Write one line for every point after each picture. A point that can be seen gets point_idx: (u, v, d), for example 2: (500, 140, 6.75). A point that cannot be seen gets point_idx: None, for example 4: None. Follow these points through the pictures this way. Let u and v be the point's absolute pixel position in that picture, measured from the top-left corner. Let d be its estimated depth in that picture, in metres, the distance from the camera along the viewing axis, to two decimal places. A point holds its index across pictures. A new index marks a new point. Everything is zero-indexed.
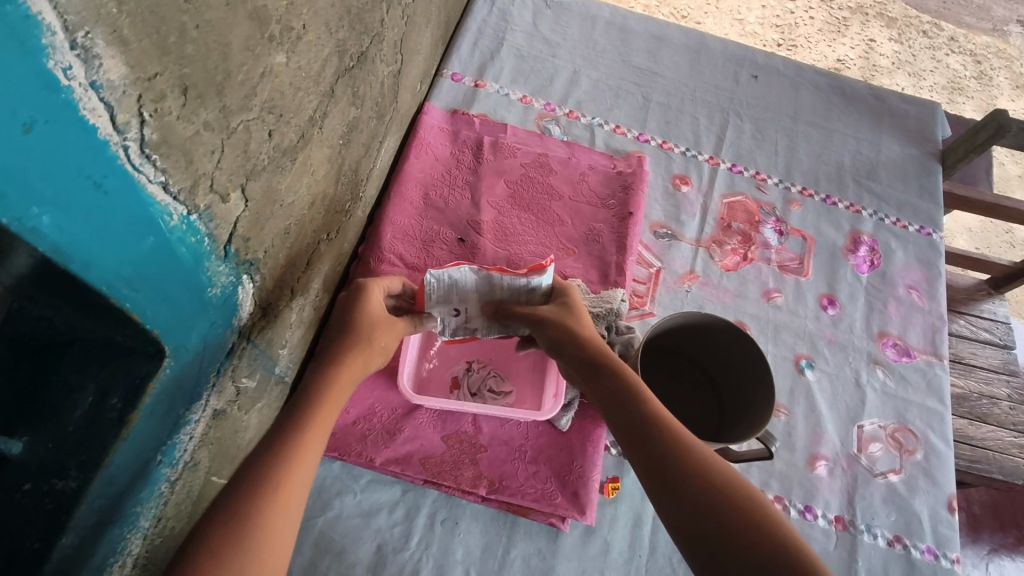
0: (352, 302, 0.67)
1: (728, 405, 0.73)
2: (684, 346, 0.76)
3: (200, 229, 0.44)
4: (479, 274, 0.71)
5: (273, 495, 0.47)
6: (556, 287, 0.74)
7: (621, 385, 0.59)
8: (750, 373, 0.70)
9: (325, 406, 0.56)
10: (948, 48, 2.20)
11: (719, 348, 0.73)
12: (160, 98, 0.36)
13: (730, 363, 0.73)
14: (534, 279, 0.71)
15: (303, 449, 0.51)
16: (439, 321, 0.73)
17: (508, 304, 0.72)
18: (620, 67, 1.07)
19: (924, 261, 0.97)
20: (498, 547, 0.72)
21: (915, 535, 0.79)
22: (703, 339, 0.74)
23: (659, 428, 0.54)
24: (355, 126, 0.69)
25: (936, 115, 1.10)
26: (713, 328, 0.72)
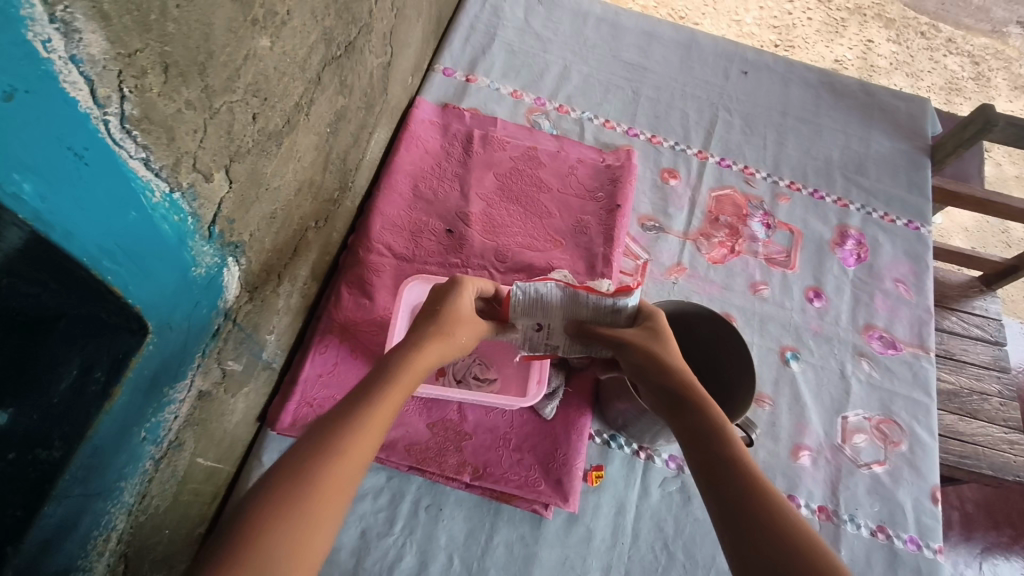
0: (443, 296, 0.69)
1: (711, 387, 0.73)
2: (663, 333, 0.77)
3: (183, 208, 0.45)
4: (564, 291, 0.69)
5: (328, 471, 0.48)
6: (644, 310, 0.70)
7: (707, 420, 0.57)
8: (722, 347, 0.72)
9: (397, 398, 0.56)
10: (947, 50, 2.21)
11: (695, 330, 0.74)
12: (141, 74, 0.37)
13: (707, 345, 0.74)
14: (621, 301, 0.68)
15: (364, 436, 0.51)
16: (522, 332, 0.73)
17: (592, 325, 0.71)
18: (611, 62, 1.08)
19: (912, 255, 0.98)
20: (482, 533, 0.73)
21: (898, 525, 0.79)
22: (680, 324, 0.75)
23: (741, 473, 0.52)
24: (343, 115, 0.70)
25: (925, 111, 1.11)
26: (684, 309, 0.73)
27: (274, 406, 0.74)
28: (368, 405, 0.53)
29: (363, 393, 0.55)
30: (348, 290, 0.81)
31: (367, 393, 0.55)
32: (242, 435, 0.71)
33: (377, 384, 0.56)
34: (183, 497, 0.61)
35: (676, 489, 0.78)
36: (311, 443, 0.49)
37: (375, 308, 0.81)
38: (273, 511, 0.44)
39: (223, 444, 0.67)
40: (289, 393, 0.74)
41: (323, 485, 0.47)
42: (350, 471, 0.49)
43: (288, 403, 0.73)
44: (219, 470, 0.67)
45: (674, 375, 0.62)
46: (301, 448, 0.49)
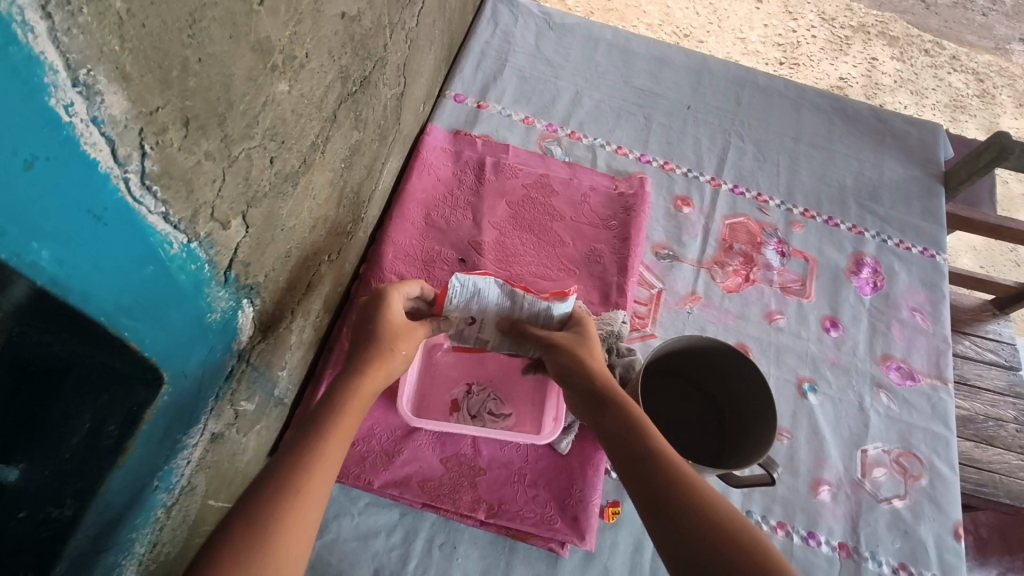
0: (375, 310, 0.67)
1: (729, 423, 0.73)
2: (679, 365, 0.75)
3: (200, 257, 0.44)
4: (503, 288, 0.71)
5: (281, 518, 0.46)
6: (573, 315, 0.72)
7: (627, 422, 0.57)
8: (745, 387, 0.70)
9: (345, 427, 0.56)
10: (951, 67, 2.21)
11: (715, 365, 0.73)
12: (162, 131, 0.36)
13: (728, 382, 0.72)
14: (556, 305, 0.71)
15: (317, 475, 0.51)
16: (455, 325, 0.72)
17: (525, 325, 0.71)
18: (622, 87, 1.08)
19: (928, 283, 0.97)
20: (497, 572, 0.71)
21: (921, 563, 0.78)
22: (699, 359, 0.73)
23: (660, 462, 0.53)
24: (357, 149, 0.70)
25: (938, 137, 1.10)
26: (710, 349, 0.71)
27: None
28: (319, 441, 0.53)
29: (311, 430, 0.54)
30: None
31: (315, 430, 0.54)
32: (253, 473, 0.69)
33: (322, 421, 0.55)
34: (195, 540, 0.59)
35: None
36: (257, 496, 0.48)
37: None
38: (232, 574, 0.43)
39: (235, 483, 0.65)
40: None
41: (279, 537, 0.46)
42: (308, 512, 0.48)
43: None
44: None
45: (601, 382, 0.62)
46: (248, 499, 0.47)
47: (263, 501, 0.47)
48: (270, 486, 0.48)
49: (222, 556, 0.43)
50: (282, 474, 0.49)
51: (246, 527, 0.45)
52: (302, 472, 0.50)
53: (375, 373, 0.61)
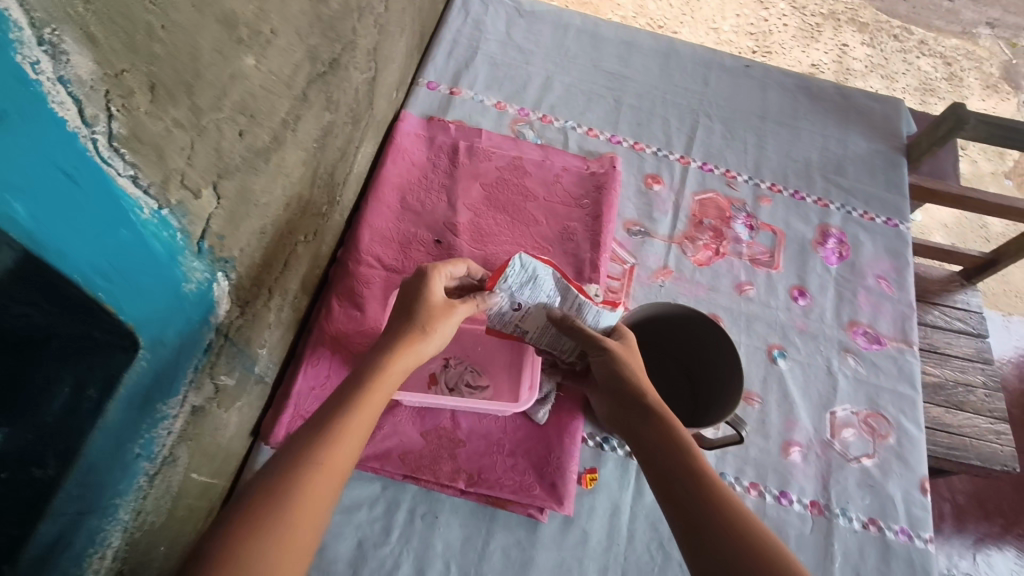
0: (414, 289, 0.68)
1: (701, 401, 0.74)
2: (663, 341, 0.77)
3: (173, 225, 0.45)
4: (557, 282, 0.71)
5: (292, 495, 0.50)
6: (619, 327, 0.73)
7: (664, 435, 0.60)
8: (721, 366, 0.72)
9: (369, 409, 0.58)
10: (920, 51, 2.26)
11: (698, 343, 0.74)
12: (129, 95, 0.38)
13: (708, 363, 0.74)
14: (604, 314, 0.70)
15: (335, 453, 0.54)
16: (498, 306, 0.71)
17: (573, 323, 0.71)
18: (592, 71, 1.10)
19: (892, 252, 1.00)
20: (478, 539, 0.73)
21: (889, 517, 0.81)
22: (684, 336, 0.75)
23: (699, 482, 0.56)
24: (330, 131, 0.71)
25: (900, 112, 1.13)
26: (694, 324, 0.73)
27: (268, 419, 0.74)
28: (340, 419, 0.56)
29: (333, 407, 0.57)
30: (338, 302, 0.82)
31: (337, 407, 0.57)
32: (235, 450, 0.71)
33: (346, 399, 0.58)
34: (178, 513, 0.61)
35: None
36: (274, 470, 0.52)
37: (366, 319, 0.81)
38: (244, 542, 0.47)
39: (217, 459, 0.67)
40: (282, 406, 0.75)
41: (291, 510, 0.50)
42: (322, 490, 0.52)
43: (282, 418, 0.74)
44: (214, 486, 0.68)
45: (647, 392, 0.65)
46: (266, 476, 0.52)
47: (278, 478, 0.51)
48: (285, 461, 0.52)
49: (238, 528, 0.48)
50: (302, 451, 0.53)
51: (260, 498, 0.50)
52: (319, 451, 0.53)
53: (407, 353, 0.63)
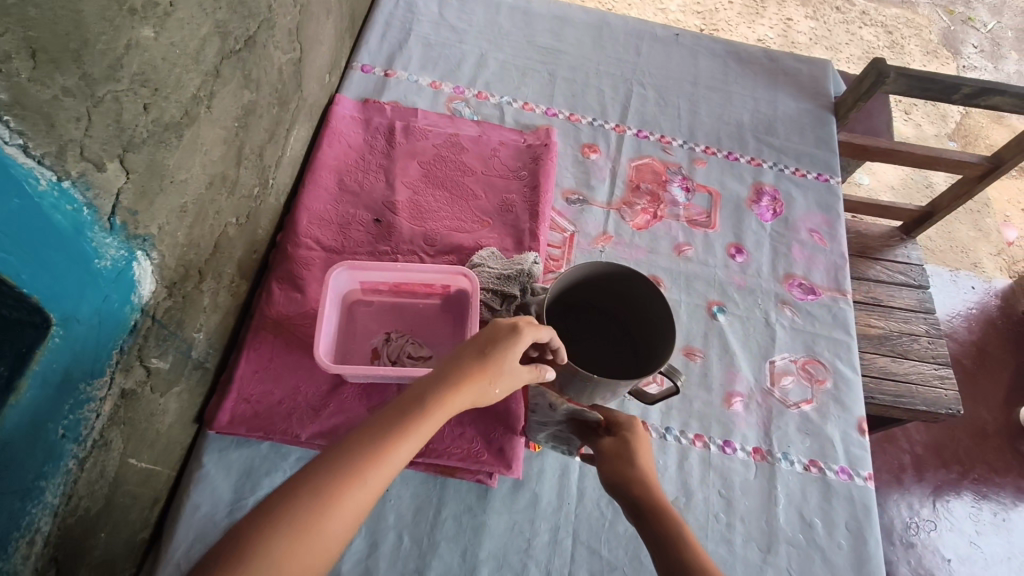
0: (497, 333, 0.57)
1: (642, 353, 0.75)
2: (598, 299, 0.79)
3: (76, 198, 0.46)
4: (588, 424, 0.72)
5: (297, 533, 0.44)
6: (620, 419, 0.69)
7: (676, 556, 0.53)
8: (653, 313, 0.73)
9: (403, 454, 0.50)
10: (861, 22, 2.33)
11: (628, 296, 0.76)
12: (5, 59, 0.38)
13: (641, 314, 0.76)
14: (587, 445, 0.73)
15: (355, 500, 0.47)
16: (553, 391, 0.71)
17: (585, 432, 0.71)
18: (526, 47, 1.11)
19: (824, 206, 1.03)
20: (430, 508, 0.74)
21: (829, 458, 0.84)
22: (614, 292, 0.77)
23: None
24: (252, 110, 0.71)
25: (827, 72, 1.17)
26: (619, 277, 0.75)
27: (212, 406, 0.74)
28: (368, 463, 0.48)
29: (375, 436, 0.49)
30: (278, 286, 0.82)
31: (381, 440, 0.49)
32: (177, 438, 0.71)
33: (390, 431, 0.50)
34: (117, 498, 0.61)
35: None
36: (288, 499, 0.45)
37: (307, 300, 0.82)
38: None
39: (158, 446, 0.67)
40: (226, 391, 0.75)
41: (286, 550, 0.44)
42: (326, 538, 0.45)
43: (225, 403, 0.74)
44: (157, 473, 0.68)
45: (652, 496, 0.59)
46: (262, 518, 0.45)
47: (291, 516, 0.45)
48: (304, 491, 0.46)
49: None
50: (327, 482, 0.46)
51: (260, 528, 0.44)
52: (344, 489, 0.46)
53: (473, 387, 0.54)
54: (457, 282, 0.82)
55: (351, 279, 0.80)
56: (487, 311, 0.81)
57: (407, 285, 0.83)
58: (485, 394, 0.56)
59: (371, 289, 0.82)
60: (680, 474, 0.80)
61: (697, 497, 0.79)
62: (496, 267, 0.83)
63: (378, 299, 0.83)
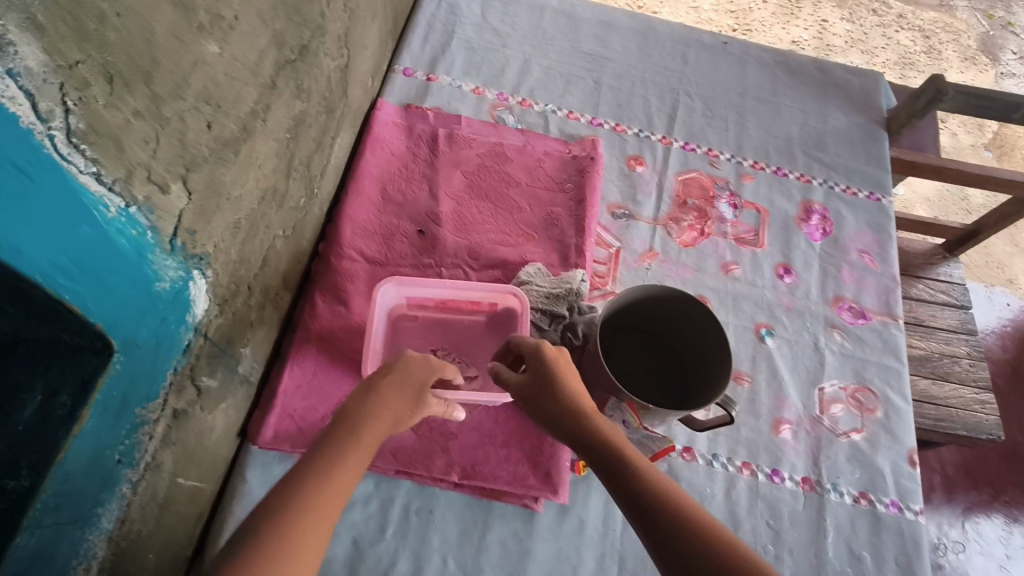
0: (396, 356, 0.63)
1: (689, 391, 0.73)
2: (654, 325, 0.77)
3: (141, 222, 0.43)
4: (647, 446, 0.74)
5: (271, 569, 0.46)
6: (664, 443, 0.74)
7: (645, 486, 0.55)
8: (711, 352, 0.71)
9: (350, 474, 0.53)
10: (898, 26, 2.26)
11: (689, 329, 0.74)
12: (84, 85, 0.36)
13: (698, 349, 0.73)
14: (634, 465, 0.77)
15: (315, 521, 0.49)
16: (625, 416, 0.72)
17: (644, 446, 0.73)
18: (570, 53, 1.09)
19: (874, 225, 1.00)
20: (474, 532, 0.73)
21: (879, 490, 0.81)
22: (674, 321, 0.75)
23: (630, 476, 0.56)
24: (302, 120, 0.69)
25: (878, 85, 1.13)
26: (682, 308, 0.72)
27: (255, 420, 0.73)
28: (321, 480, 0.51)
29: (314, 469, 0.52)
30: (322, 298, 0.81)
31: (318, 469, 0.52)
32: (222, 453, 0.70)
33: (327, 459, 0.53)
34: (165, 518, 0.60)
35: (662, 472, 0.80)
36: (245, 543, 0.46)
37: (352, 315, 0.80)
38: None
39: (205, 463, 0.66)
40: (269, 406, 0.74)
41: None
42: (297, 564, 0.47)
43: (268, 418, 0.73)
44: (203, 489, 0.67)
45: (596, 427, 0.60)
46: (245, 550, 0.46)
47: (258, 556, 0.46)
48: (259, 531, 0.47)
49: None
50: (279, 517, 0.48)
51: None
52: (305, 515, 0.49)
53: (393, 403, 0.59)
54: (505, 300, 0.81)
55: (398, 294, 0.80)
56: (535, 331, 0.79)
57: (453, 302, 0.82)
58: (409, 414, 0.60)
59: (417, 305, 0.81)
60: (727, 502, 0.79)
61: (744, 527, 0.77)
62: (544, 286, 0.82)
63: (423, 315, 0.81)
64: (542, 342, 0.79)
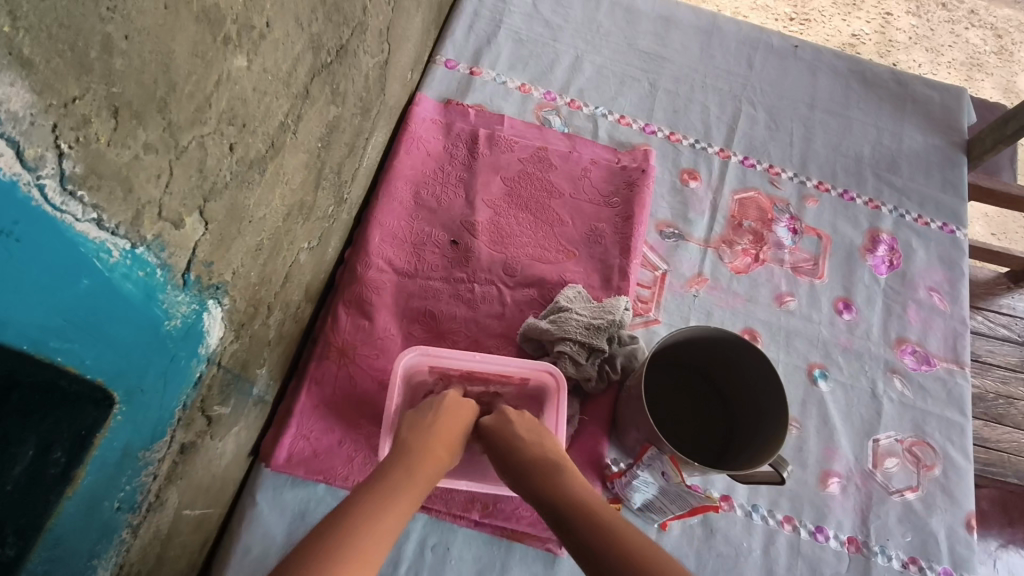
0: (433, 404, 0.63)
1: (732, 448, 0.67)
2: (711, 369, 0.71)
3: (150, 261, 0.39)
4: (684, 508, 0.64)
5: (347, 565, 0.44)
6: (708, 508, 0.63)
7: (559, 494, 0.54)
8: (762, 412, 0.65)
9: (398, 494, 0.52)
10: (969, 21, 1.89)
11: (742, 377, 0.68)
12: (84, 123, 0.32)
13: (749, 402, 0.68)
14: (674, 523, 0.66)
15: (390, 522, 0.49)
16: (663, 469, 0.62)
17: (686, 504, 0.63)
18: (625, 51, 1.00)
19: (947, 261, 0.91)
20: (492, 574, 0.68)
21: (932, 557, 0.75)
22: (730, 369, 0.69)
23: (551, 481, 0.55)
24: (336, 126, 0.63)
25: (961, 102, 1.03)
26: (741, 358, 0.66)
27: (268, 440, 0.69)
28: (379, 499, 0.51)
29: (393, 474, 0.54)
30: (346, 311, 0.75)
31: (388, 475, 0.54)
32: (232, 476, 0.66)
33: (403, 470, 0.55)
34: (167, 551, 0.56)
35: (697, 522, 0.74)
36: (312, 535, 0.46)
37: (376, 330, 0.75)
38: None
39: (213, 489, 0.62)
40: (285, 424, 0.69)
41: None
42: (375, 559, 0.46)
43: (283, 439, 0.68)
44: (210, 515, 0.63)
45: (527, 452, 0.59)
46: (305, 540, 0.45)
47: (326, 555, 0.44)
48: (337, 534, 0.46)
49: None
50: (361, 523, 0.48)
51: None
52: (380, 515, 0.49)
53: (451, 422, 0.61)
54: (540, 376, 0.72)
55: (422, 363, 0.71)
56: (571, 366, 0.72)
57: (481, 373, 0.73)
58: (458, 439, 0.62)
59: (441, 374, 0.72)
60: (765, 560, 0.72)
61: None
62: (585, 315, 0.74)
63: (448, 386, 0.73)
64: (578, 377, 0.72)
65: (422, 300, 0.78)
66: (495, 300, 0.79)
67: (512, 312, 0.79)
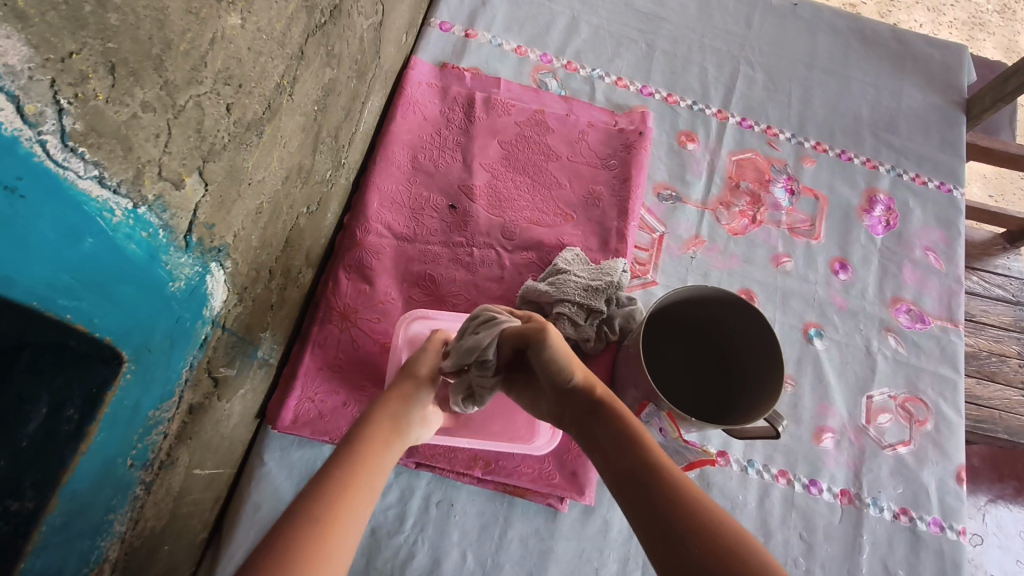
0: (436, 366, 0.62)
1: (729, 401, 0.69)
2: (703, 323, 0.72)
3: (152, 222, 0.40)
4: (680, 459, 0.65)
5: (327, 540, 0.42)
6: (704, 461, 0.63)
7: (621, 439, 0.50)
8: (758, 368, 0.66)
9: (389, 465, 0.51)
10: None
11: (738, 333, 0.69)
12: (81, 80, 0.32)
13: (745, 358, 0.69)
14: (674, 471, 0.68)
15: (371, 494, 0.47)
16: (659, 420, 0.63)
17: (686, 454, 0.63)
18: (623, 11, 0.99)
19: (944, 221, 0.92)
20: (495, 528, 0.70)
21: (922, 507, 0.77)
22: (729, 329, 0.70)
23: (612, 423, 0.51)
24: (332, 89, 0.63)
25: (961, 60, 1.01)
26: (735, 312, 0.67)
27: (274, 403, 0.70)
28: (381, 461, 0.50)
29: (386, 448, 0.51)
30: (346, 275, 0.76)
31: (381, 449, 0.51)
32: (240, 438, 0.67)
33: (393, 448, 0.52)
34: (180, 508, 0.57)
35: (694, 477, 0.76)
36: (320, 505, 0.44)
37: (376, 294, 0.76)
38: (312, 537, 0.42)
39: (221, 449, 0.63)
40: (290, 386, 0.70)
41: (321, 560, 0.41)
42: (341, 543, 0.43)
43: (288, 400, 0.69)
44: (220, 474, 0.65)
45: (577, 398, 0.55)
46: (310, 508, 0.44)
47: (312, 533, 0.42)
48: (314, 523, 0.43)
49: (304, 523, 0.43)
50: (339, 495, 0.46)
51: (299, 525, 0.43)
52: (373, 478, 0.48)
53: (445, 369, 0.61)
54: None
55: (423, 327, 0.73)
56: (570, 327, 0.73)
57: None
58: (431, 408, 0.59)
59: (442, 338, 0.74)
60: (760, 513, 0.75)
61: (776, 539, 0.74)
62: (583, 277, 0.75)
63: None
64: (576, 337, 0.73)
65: (422, 264, 0.78)
66: (494, 264, 0.80)
67: (511, 276, 0.80)
